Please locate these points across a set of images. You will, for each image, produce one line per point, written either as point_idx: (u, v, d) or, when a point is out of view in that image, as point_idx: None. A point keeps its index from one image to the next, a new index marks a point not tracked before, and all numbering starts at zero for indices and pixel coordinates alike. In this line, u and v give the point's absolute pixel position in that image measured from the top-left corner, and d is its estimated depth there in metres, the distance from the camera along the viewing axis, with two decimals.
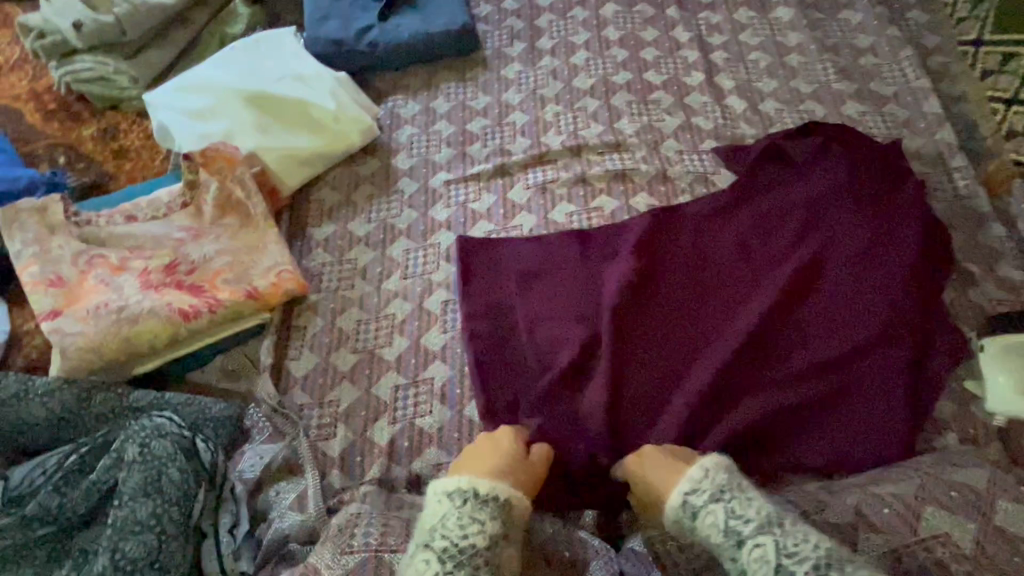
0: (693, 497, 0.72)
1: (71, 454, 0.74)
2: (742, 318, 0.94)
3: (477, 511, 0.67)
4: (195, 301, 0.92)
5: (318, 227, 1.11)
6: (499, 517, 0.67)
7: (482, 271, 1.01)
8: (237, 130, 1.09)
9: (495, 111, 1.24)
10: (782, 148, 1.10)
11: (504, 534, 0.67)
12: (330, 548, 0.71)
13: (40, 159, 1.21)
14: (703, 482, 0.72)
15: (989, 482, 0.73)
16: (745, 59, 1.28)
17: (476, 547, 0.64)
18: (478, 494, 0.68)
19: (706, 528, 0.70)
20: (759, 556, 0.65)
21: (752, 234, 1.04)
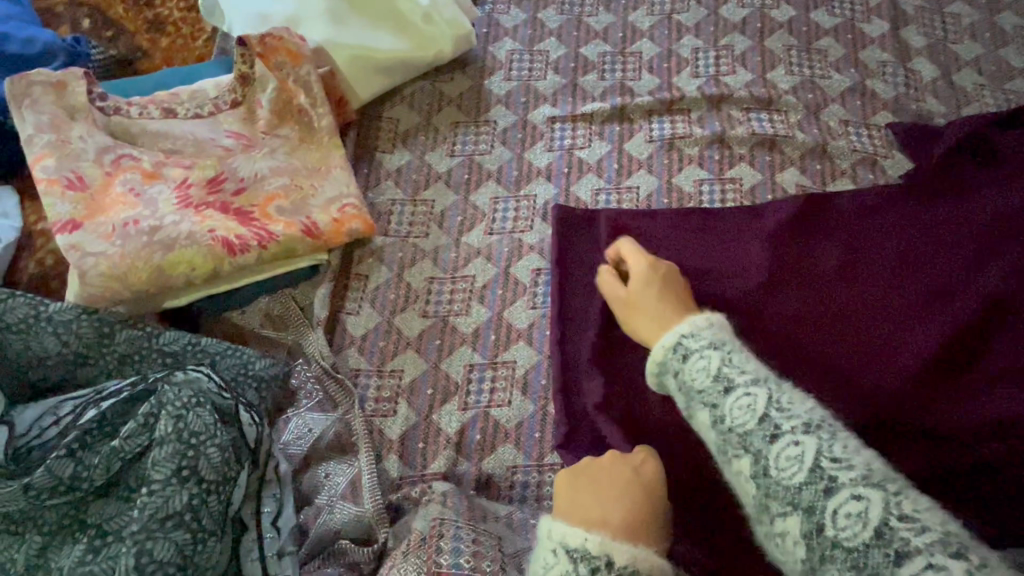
0: (688, 342, 0.54)
1: (89, 409, 0.60)
2: (921, 345, 0.72)
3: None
4: (243, 231, 0.75)
5: (389, 154, 0.91)
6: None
7: (585, 248, 0.82)
8: (305, 15, 0.86)
9: (619, 35, 0.99)
10: (985, 134, 0.86)
11: None
12: (414, 565, 0.59)
13: (61, 18, 1.00)
14: (703, 330, 0.54)
15: None
16: (943, 11, 1.00)
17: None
18: (612, 566, 0.47)
19: (692, 373, 0.52)
20: (745, 406, 0.49)
21: (936, 238, 0.80)
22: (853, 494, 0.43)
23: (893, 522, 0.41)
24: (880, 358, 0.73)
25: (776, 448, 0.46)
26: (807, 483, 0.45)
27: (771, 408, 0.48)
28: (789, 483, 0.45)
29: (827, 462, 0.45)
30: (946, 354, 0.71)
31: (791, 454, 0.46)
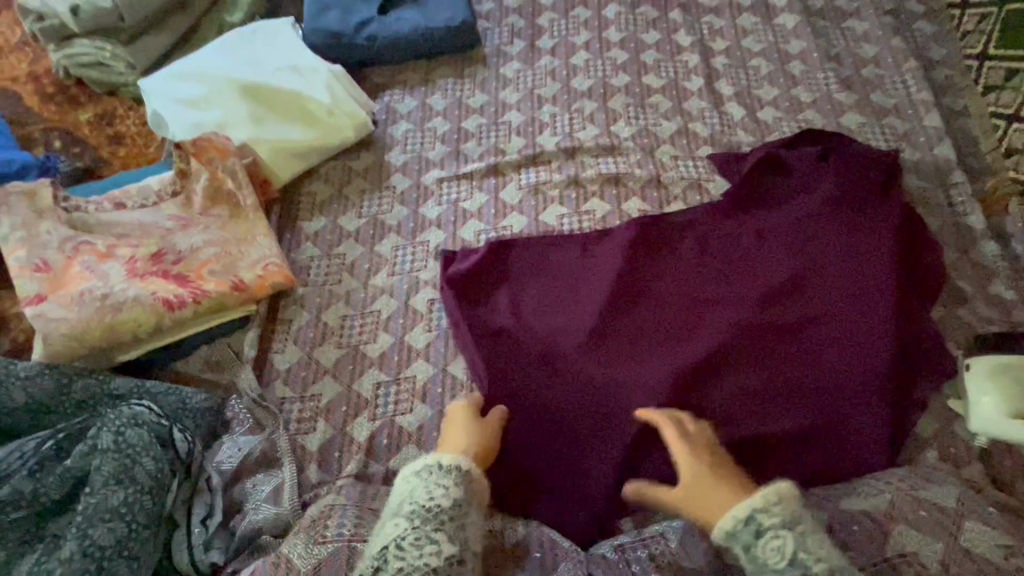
0: (763, 517, 0.62)
1: (48, 439, 0.74)
2: (740, 338, 0.93)
3: (443, 478, 0.69)
4: (180, 291, 0.92)
5: (308, 221, 1.11)
6: (463, 484, 0.69)
7: (474, 284, 1.00)
8: (232, 121, 1.08)
9: (492, 109, 1.23)
10: (781, 157, 1.08)
11: (467, 501, 0.69)
12: (303, 537, 0.71)
13: (36, 142, 1.22)
14: (778, 508, 0.62)
15: (959, 502, 0.71)
16: (746, 66, 1.27)
17: (442, 507, 0.66)
18: (442, 465, 0.70)
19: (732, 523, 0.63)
20: (774, 547, 0.60)
21: (750, 251, 1.01)
22: None
23: None
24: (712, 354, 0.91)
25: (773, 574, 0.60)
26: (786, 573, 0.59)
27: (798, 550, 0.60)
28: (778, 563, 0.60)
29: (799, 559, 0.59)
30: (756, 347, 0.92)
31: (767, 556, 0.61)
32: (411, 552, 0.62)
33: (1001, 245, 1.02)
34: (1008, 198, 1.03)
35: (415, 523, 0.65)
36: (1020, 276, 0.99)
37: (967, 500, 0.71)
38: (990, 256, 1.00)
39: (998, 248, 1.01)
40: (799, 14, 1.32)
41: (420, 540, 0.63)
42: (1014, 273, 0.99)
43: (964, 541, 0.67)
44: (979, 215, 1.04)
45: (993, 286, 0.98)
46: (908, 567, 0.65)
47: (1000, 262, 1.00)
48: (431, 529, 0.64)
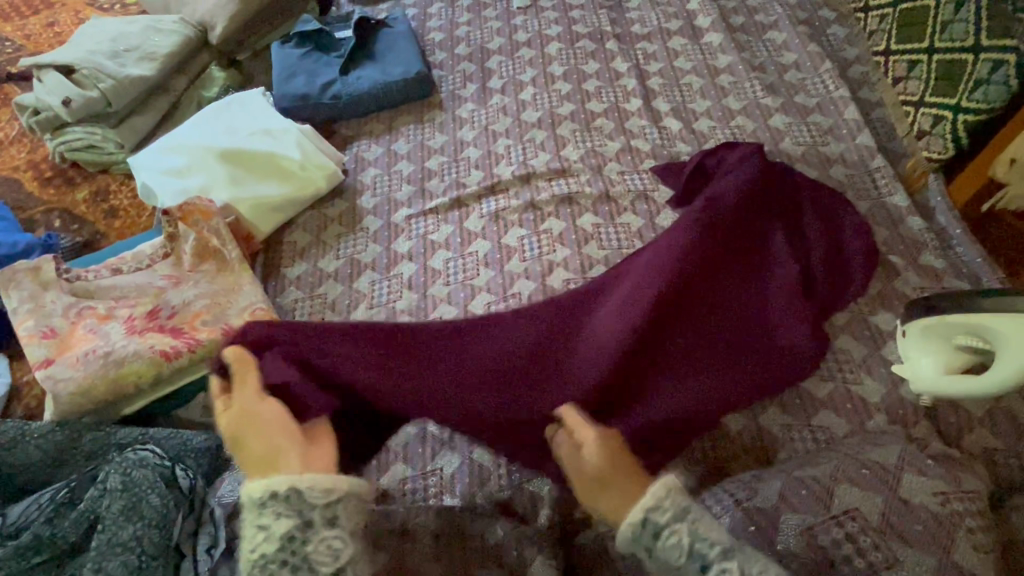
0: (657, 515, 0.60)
1: (61, 488, 0.81)
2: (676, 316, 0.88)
3: (272, 508, 0.58)
4: (175, 342, 1.00)
5: (290, 267, 1.20)
6: (286, 513, 0.58)
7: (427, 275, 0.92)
8: (212, 185, 1.19)
9: (452, 148, 1.35)
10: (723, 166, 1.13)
11: (308, 524, 0.58)
12: None
13: (37, 223, 1.33)
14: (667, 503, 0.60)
15: (900, 458, 0.77)
16: (679, 83, 1.38)
17: (272, 555, 0.57)
18: (272, 495, 0.58)
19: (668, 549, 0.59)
20: None
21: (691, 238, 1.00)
22: None
23: None
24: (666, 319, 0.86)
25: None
26: None
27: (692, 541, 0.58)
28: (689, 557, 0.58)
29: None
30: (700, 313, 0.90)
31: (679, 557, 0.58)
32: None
33: (926, 220, 1.10)
34: (927, 175, 1.12)
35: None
36: (946, 245, 1.07)
37: (907, 455, 0.77)
38: (917, 230, 1.08)
39: (923, 223, 1.09)
40: (723, 31, 1.44)
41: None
42: (940, 242, 1.07)
43: (903, 492, 0.72)
44: (903, 194, 1.12)
45: (923, 255, 1.06)
46: (851, 521, 0.70)
47: (926, 235, 1.07)
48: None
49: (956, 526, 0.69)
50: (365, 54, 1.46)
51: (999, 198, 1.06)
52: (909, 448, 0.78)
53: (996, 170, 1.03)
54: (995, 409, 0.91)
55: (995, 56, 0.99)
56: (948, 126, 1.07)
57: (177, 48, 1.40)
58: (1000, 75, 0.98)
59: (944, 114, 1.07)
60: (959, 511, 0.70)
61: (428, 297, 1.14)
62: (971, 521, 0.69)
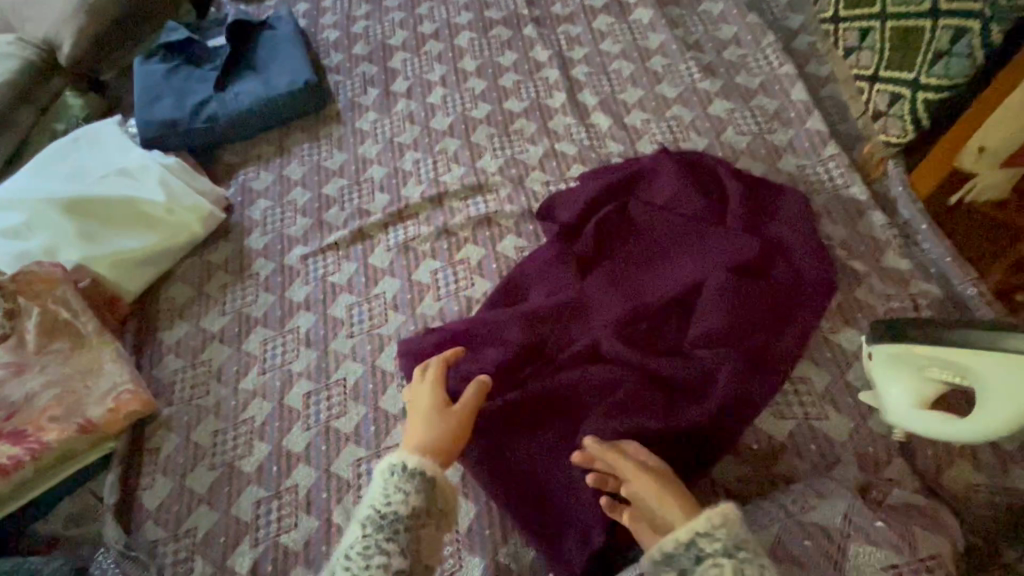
0: (705, 541, 0.58)
1: None
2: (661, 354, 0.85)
3: (403, 482, 0.62)
4: (14, 451, 0.82)
5: (168, 330, 1.03)
6: (421, 492, 0.62)
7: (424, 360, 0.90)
8: (60, 243, 1.00)
9: (352, 168, 1.17)
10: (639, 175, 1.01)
11: (427, 511, 0.62)
12: None
13: None
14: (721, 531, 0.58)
15: (846, 521, 0.68)
16: (607, 70, 1.21)
17: (398, 516, 0.60)
18: (405, 468, 0.63)
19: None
20: None
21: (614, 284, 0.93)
22: None
23: None
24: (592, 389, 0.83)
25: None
26: None
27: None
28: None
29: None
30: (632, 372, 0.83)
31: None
32: (360, 561, 0.57)
33: (888, 213, 0.97)
34: (886, 161, 0.98)
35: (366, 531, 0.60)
36: (911, 242, 0.94)
37: (851, 515, 0.69)
38: (878, 228, 0.95)
39: (885, 217, 0.95)
40: (652, 6, 1.27)
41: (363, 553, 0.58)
42: (904, 239, 0.94)
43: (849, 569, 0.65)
44: (860, 185, 0.99)
45: (886, 257, 0.93)
46: None
47: (888, 232, 0.94)
48: (382, 538, 0.59)
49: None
50: (245, 65, 1.25)
51: (969, 189, 0.92)
52: (857, 505, 0.70)
53: (963, 159, 0.89)
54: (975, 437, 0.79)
55: (957, 23, 0.84)
56: (907, 105, 0.92)
57: (15, 78, 1.19)
58: (963, 45, 0.84)
59: (902, 91, 0.93)
60: None
61: (329, 354, 0.97)
62: None
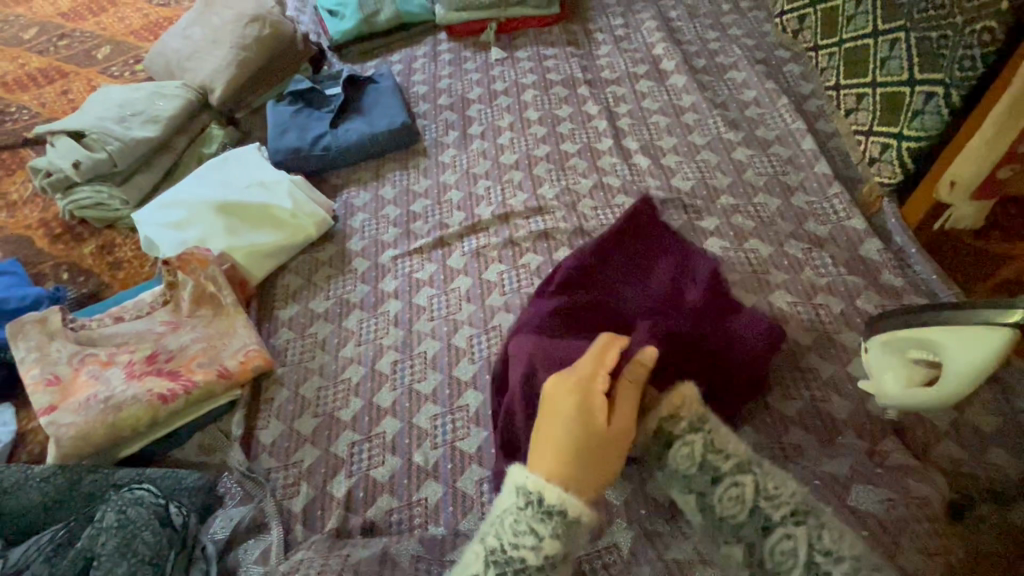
0: (672, 424, 0.79)
1: (61, 529, 0.86)
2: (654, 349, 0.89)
3: (540, 524, 0.70)
4: (172, 385, 1.05)
5: (283, 309, 1.27)
6: (560, 536, 0.70)
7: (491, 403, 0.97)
8: (209, 236, 1.26)
9: (435, 191, 1.43)
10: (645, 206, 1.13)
11: (564, 552, 0.71)
12: None
13: (47, 277, 1.43)
14: (683, 412, 0.79)
15: (851, 472, 0.85)
16: (647, 122, 1.47)
17: (528, 559, 0.69)
18: (545, 505, 0.71)
19: (682, 456, 0.77)
20: (686, 453, 0.77)
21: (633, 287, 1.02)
22: (733, 480, 0.74)
23: (760, 503, 0.72)
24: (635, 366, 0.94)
25: (715, 496, 0.74)
26: (698, 475, 0.76)
27: (706, 452, 0.76)
28: (692, 477, 0.76)
29: (706, 454, 0.76)
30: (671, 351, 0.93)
31: (685, 485, 0.77)
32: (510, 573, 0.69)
33: (883, 241, 1.16)
34: (882, 200, 1.18)
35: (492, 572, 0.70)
36: (905, 264, 1.12)
37: (855, 468, 0.86)
38: (876, 252, 1.13)
39: (881, 244, 1.14)
40: (686, 74, 1.54)
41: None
42: (899, 261, 1.12)
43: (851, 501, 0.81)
44: (860, 217, 1.18)
45: (882, 275, 1.10)
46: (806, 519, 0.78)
47: (884, 255, 1.12)
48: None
49: (900, 531, 0.76)
50: (353, 109, 1.57)
51: (947, 218, 1.09)
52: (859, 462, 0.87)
53: (940, 192, 1.07)
54: (960, 422, 0.93)
55: (929, 87, 1.06)
56: (895, 152, 1.13)
57: (178, 111, 1.51)
58: (933, 105, 1.06)
59: (890, 141, 1.14)
60: (904, 518, 0.77)
61: (413, 332, 1.19)
62: (917, 526, 0.76)
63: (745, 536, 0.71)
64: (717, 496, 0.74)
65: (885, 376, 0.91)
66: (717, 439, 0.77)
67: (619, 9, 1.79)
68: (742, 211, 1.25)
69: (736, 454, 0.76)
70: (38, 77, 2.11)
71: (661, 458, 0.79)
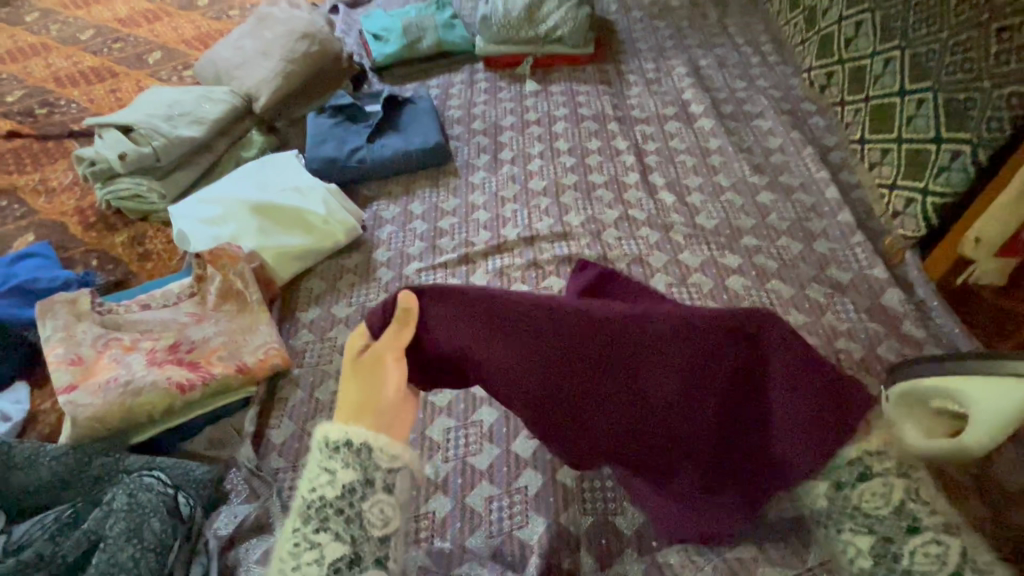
0: (869, 459, 0.67)
1: (67, 509, 0.86)
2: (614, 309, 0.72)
3: (330, 462, 0.65)
4: (192, 376, 1.04)
5: (305, 311, 1.28)
6: (354, 465, 0.65)
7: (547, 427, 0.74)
8: (241, 234, 1.29)
9: (463, 210, 1.46)
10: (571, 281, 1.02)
11: (363, 481, 0.64)
12: None
13: (76, 262, 1.47)
14: (891, 451, 0.68)
15: None
16: (674, 161, 1.51)
17: (327, 500, 0.64)
18: (334, 445, 0.65)
19: (864, 496, 0.66)
20: (878, 498, 0.66)
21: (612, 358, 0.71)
22: (935, 539, 0.63)
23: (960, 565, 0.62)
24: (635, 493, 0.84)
25: (907, 546, 0.64)
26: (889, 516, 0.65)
27: (905, 497, 0.66)
28: (878, 521, 0.65)
29: (905, 500, 0.65)
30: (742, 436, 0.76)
31: (858, 525, 0.67)
32: (314, 524, 0.63)
33: (906, 292, 1.17)
34: (905, 251, 1.20)
35: (300, 524, 0.64)
36: (925, 316, 1.12)
37: None
38: (897, 302, 1.14)
39: (902, 295, 1.15)
40: (713, 118, 1.59)
41: (298, 546, 0.63)
42: (920, 313, 1.13)
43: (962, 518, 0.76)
44: (882, 267, 1.20)
45: (904, 325, 1.11)
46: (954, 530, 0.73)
47: (906, 306, 1.13)
48: (312, 531, 0.63)
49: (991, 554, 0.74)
50: (390, 126, 1.62)
51: (970, 274, 1.13)
52: None
53: (964, 248, 1.10)
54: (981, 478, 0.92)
55: (955, 146, 1.10)
56: (919, 207, 1.16)
57: (222, 115, 1.56)
58: (959, 163, 1.09)
59: (914, 196, 1.17)
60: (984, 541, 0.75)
61: None
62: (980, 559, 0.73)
63: None
64: (909, 550, 0.63)
65: (906, 424, 0.88)
66: (921, 489, 0.67)
67: (651, 54, 1.86)
68: (765, 251, 1.27)
69: (941, 511, 0.66)
70: (90, 75, 2.21)
71: (831, 493, 0.68)
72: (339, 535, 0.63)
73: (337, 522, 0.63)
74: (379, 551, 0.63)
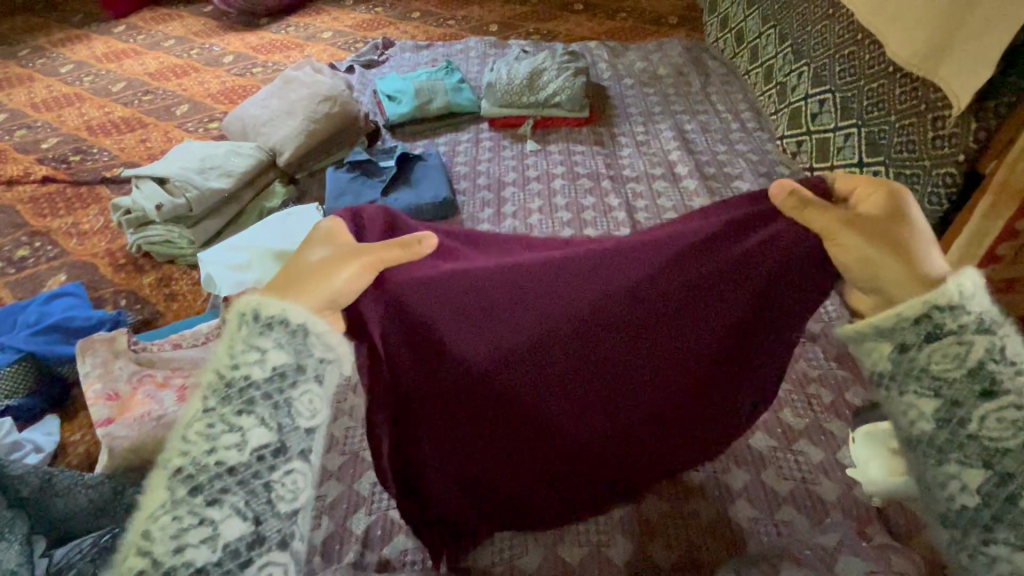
0: (947, 317, 0.60)
1: (104, 534, 0.93)
2: (501, 423, 0.84)
3: (253, 338, 0.59)
4: None
5: None
6: (287, 347, 0.60)
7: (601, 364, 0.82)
8: (267, 279, 1.41)
9: None
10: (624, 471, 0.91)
11: (295, 369, 0.60)
12: None
13: (106, 301, 1.57)
14: (973, 304, 0.60)
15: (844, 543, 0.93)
16: (661, 217, 1.65)
17: (247, 383, 0.58)
18: (259, 316, 0.60)
19: (940, 360, 0.61)
20: (953, 354, 0.60)
21: (534, 314, 0.79)
22: (1012, 402, 0.58)
23: None
24: (569, 513, 0.94)
25: (976, 411, 0.59)
26: (963, 372, 0.60)
27: (986, 356, 0.59)
28: (946, 384, 0.60)
29: (983, 361, 0.59)
30: (675, 364, 0.83)
31: (922, 386, 0.61)
32: (229, 412, 0.57)
33: None
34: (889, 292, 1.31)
35: (215, 407, 0.57)
36: None
37: (846, 537, 0.93)
38: None
39: None
40: (697, 179, 1.75)
41: (214, 428, 0.56)
42: None
43: None
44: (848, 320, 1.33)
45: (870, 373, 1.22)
46: None
47: None
48: (232, 413, 0.57)
49: None
50: (403, 180, 1.78)
51: None
52: (851, 535, 0.93)
53: None
54: None
55: None
56: None
57: (249, 168, 1.71)
58: None
59: None
60: None
61: None
62: None
63: (1002, 465, 0.57)
64: (980, 415, 0.59)
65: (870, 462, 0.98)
66: (1006, 350, 0.60)
67: (641, 119, 2.04)
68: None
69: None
70: (120, 125, 2.37)
71: (894, 356, 0.63)
72: (265, 422, 0.57)
73: (260, 413, 0.57)
74: (302, 444, 0.59)
